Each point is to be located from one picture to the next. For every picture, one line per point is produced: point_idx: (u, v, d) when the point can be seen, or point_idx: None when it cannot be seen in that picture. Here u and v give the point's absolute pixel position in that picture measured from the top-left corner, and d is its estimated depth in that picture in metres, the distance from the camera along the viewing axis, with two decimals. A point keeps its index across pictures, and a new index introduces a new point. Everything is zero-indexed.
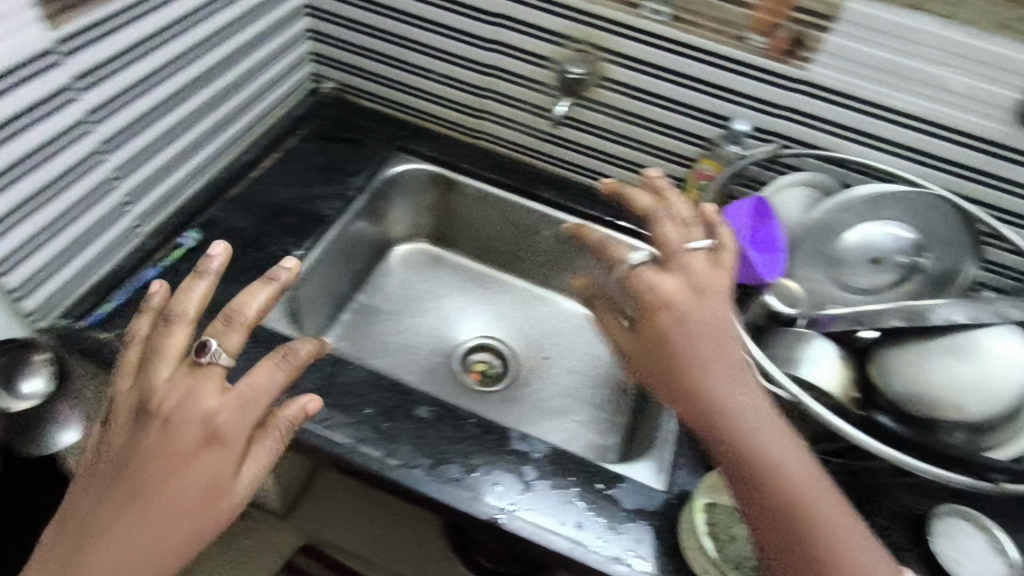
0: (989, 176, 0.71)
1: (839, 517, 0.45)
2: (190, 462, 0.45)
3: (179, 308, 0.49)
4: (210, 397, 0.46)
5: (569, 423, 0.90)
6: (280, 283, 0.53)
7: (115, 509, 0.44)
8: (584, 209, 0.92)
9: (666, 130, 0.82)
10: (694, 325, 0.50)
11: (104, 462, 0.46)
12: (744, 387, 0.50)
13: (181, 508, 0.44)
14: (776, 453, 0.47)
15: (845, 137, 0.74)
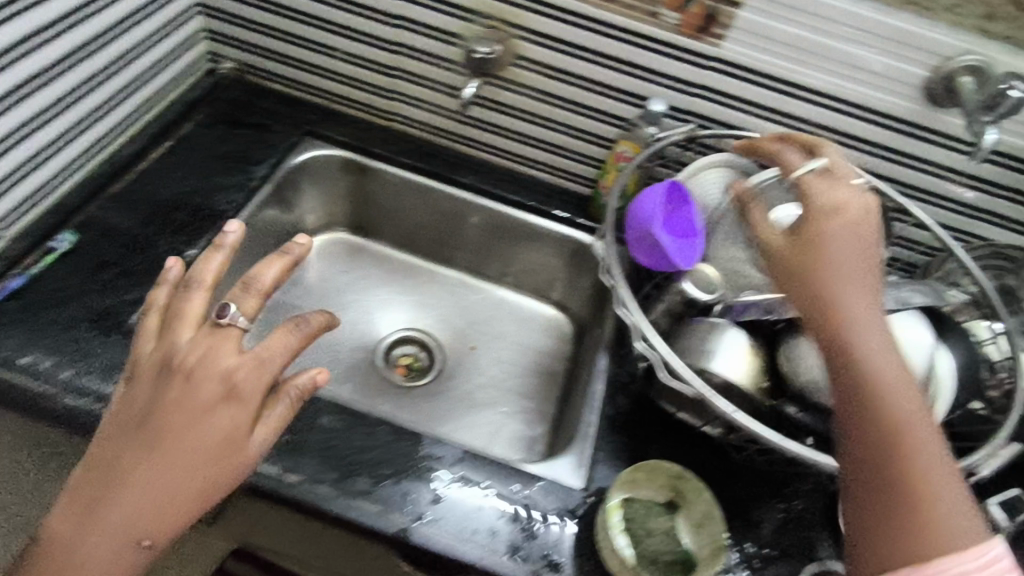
0: (900, 154, 0.71)
1: (935, 457, 0.44)
2: (210, 414, 0.51)
3: (199, 276, 0.58)
4: (229, 357, 0.53)
5: (496, 415, 0.87)
6: (293, 256, 0.61)
7: (143, 450, 0.50)
8: (504, 193, 0.89)
9: (583, 110, 0.79)
10: (841, 242, 0.52)
11: (128, 411, 0.52)
12: (865, 306, 0.50)
13: (201, 453, 0.51)
14: (880, 369, 0.47)
15: (761, 115, 0.72)
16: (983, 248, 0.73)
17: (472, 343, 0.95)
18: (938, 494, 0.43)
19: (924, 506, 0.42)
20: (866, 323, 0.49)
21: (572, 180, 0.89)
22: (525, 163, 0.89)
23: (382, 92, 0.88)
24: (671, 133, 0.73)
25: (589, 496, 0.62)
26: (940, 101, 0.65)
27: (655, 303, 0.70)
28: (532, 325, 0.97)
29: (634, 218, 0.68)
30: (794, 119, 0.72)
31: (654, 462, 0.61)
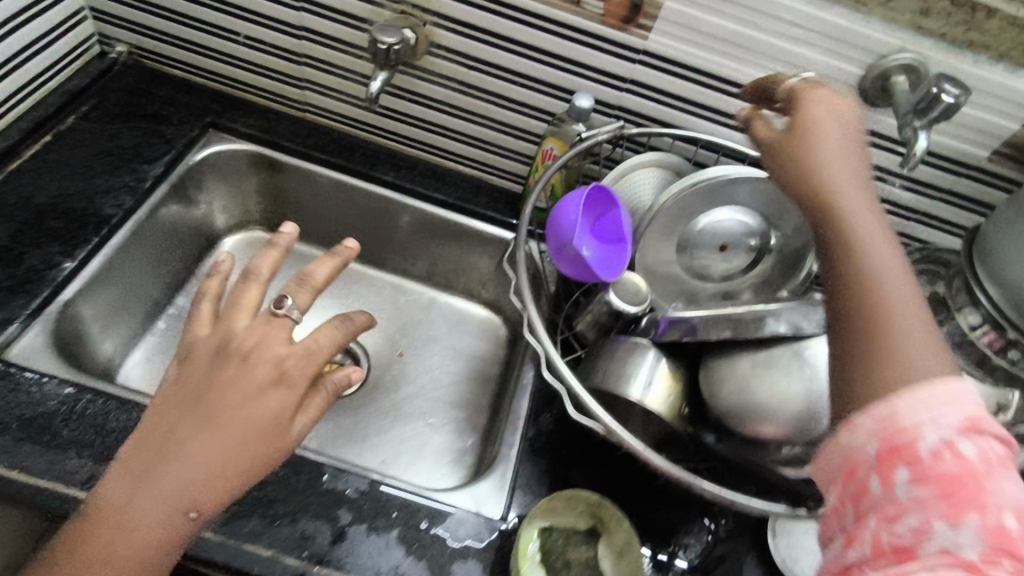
0: None
1: (910, 312, 0.39)
2: (262, 394, 0.51)
3: (256, 270, 0.58)
4: (280, 345, 0.54)
5: (422, 428, 0.82)
6: (341, 258, 0.61)
7: (199, 425, 0.49)
8: (429, 191, 0.83)
9: (508, 103, 0.74)
10: (829, 122, 0.47)
11: (183, 389, 0.51)
12: (852, 183, 0.45)
13: (249, 433, 0.49)
14: (863, 244, 0.42)
15: (689, 112, 0.69)
16: (918, 252, 0.70)
17: (401, 349, 0.89)
18: (909, 346, 0.38)
19: (893, 355, 0.37)
20: (849, 186, 0.44)
21: (502, 176, 0.84)
22: (453, 159, 0.83)
23: (293, 81, 0.81)
24: (597, 131, 0.68)
25: (504, 528, 0.58)
26: (874, 101, 0.61)
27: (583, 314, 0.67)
28: (465, 329, 0.92)
29: (557, 224, 0.64)
30: (725, 116, 0.68)
31: (568, 491, 0.58)
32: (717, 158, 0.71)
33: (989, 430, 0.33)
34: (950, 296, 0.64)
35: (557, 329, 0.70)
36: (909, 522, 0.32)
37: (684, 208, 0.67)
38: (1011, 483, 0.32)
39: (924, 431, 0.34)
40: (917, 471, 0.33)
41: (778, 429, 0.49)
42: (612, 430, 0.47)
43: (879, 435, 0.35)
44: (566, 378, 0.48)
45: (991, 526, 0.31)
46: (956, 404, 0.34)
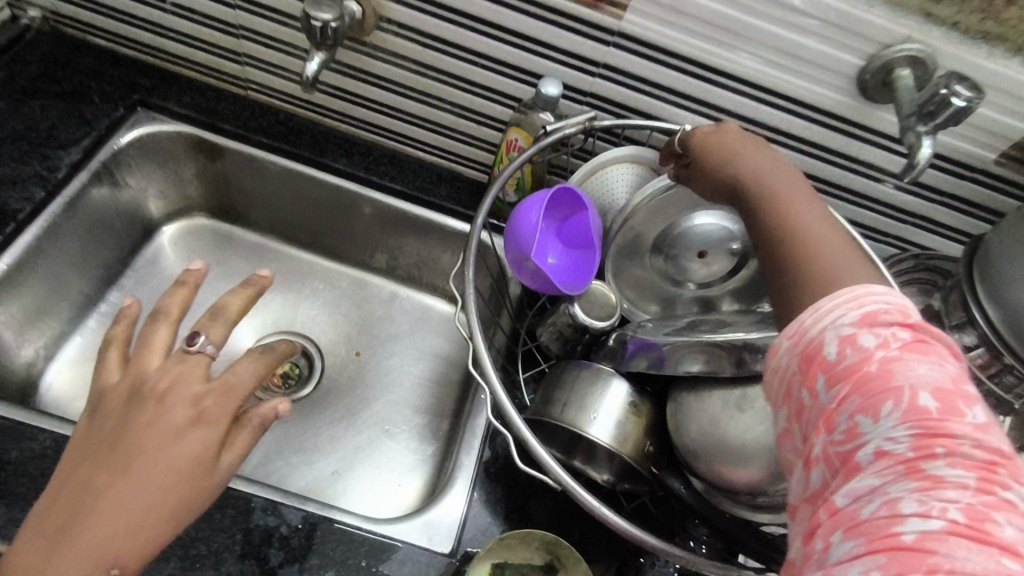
0: (825, 152, 0.61)
1: (832, 243, 0.40)
2: (182, 436, 0.44)
3: (162, 309, 0.51)
4: (199, 380, 0.47)
5: (378, 433, 0.77)
6: (259, 285, 0.56)
7: (111, 477, 0.42)
8: (384, 180, 0.76)
9: (468, 86, 0.67)
10: (708, 146, 0.49)
11: (91, 443, 0.44)
12: (759, 160, 0.46)
13: (170, 479, 0.43)
14: (781, 208, 0.42)
15: (668, 101, 0.62)
16: (912, 259, 0.65)
17: (357, 349, 0.83)
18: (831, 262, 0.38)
19: (814, 276, 0.38)
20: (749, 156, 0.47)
21: (467, 163, 0.76)
22: (410, 143, 0.76)
23: (232, 55, 0.73)
24: (565, 123, 0.60)
25: (455, 564, 0.54)
26: (873, 96, 0.55)
27: (546, 326, 0.61)
28: (428, 326, 0.86)
29: (517, 231, 0.57)
30: (707, 107, 0.61)
31: (522, 531, 0.53)
32: None
33: (891, 317, 0.34)
34: (944, 313, 0.59)
35: (519, 340, 0.65)
36: (841, 427, 0.32)
37: (660, 210, 0.61)
38: (926, 362, 0.32)
39: (827, 336, 0.34)
40: (834, 376, 0.33)
41: (750, 476, 0.44)
42: (564, 484, 0.43)
43: (797, 351, 0.35)
44: (514, 426, 0.44)
45: (908, 410, 0.31)
46: (856, 303, 0.35)
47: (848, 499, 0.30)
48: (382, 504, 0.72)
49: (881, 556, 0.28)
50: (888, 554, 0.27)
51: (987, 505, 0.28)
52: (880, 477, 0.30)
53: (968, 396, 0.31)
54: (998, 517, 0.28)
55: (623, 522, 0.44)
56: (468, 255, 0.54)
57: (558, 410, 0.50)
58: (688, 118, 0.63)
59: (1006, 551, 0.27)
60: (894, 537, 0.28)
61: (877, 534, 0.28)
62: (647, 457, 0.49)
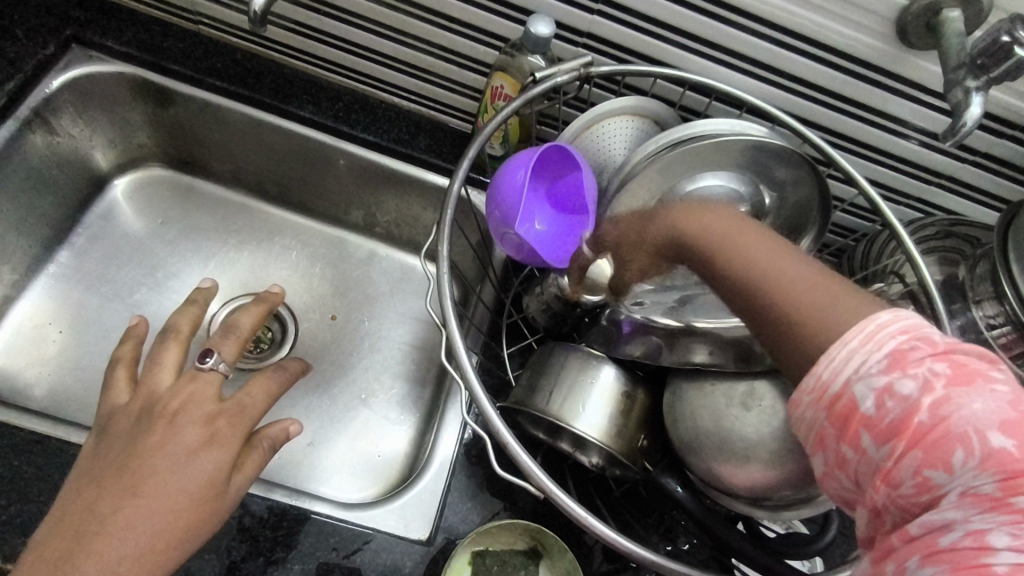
0: (849, 104, 0.54)
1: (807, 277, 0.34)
2: (194, 457, 0.42)
3: (173, 327, 0.51)
4: (211, 401, 0.46)
5: (356, 402, 0.73)
6: (271, 303, 0.58)
7: (118, 500, 0.40)
8: (355, 129, 0.68)
9: (446, 23, 0.58)
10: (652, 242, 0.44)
11: (99, 464, 0.42)
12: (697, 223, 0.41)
13: (181, 499, 0.41)
14: (741, 262, 0.36)
15: (674, 44, 0.54)
16: (935, 226, 0.59)
17: (333, 312, 0.77)
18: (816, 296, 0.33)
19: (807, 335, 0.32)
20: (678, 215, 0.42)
21: (448, 111, 0.69)
22: (384, 87, 0.69)
23: None
24: (557, 69, 0.52)
25: (431, 553, 0.52)
26: (912, 42, 0.47)
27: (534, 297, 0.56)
28: (409, 287, 0.80)
29: (501, 197, 0.51)
30: (718, 51, 0.53)
31: (504, 521, 0.50)
32: (708, 104, 0.58)
33: (925, 353, 0.30)
34: (968, 285, 0.53)
35: (505, 311, 0.60)
36: (906, 483, 0.29)
37: (665, 170, 0.54)
38: (978, 395, 0.28)
39: (857, 389, 0.30)
40: (882, 433, 0.29)
41: (751, 477, 0.40)
42: (546, 491, 0.40)
43: (826, 406, 0.31)
44: (493, 426, 0.40)
45: (979, 455, 0.27)
46: (873, 345, 0.30)
47: (924, 529, 0.28)
48: (359, 477, 0.68)
49: None
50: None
51: None
52: (960, 511, 0.27)
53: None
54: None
55: (610, 531, 0.40)
56: (447, 204, 0.46)
57: (542, 400, 0.46)
58: (697, 63, 0.55)
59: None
60: (985, 568, 0.26)
61: (961, 563, 0.26)
62: (634, 453, 0.45)
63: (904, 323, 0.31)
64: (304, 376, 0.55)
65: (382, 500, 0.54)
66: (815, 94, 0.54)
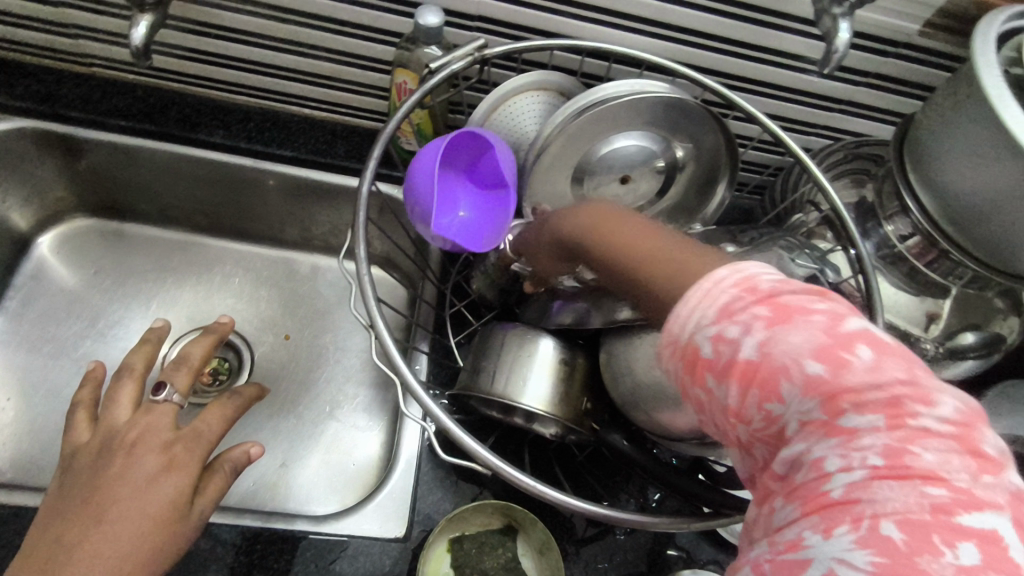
0: (739, 46, 0.56)
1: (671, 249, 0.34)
2: (156, 481, 0.43)
3: (128, 366, 0.52)
4: (167, 429, 0.47)
5: (321, 415, 0.73)
6: (218, 334, 0.59)
7: (84, 527, 0.40)
8: (271, 147, 0.68)
9: (338, 29, 0.59)
10: (555, 245, 0.45)
11: (61, 502, 0.42)
12: (581, 222, 0.41)
13: (145, 522, 0.41)
14: (621, 256, 0.36)
15: (564, 14, 0.55)
16: (843, 150, 0.61)
17: (286, 332, 0.77)
18: (691, 258, 0.33)
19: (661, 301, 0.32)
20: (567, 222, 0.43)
21: (361, 114, 0.69)
22: (293, 100, 0.68)
23: (59, 28, 0.63)
24: (450, 56, 0.53)
25: (408, 549, 0.53)
26: None
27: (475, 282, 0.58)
28: None
29: (417, 192, 0.51)
30: (606, 14, 0.54)
31: (472, 505, 0.51)
32: (608, 67, 0.59)
33: (746, 300, 0.28)
34: (879, 203, 0.56)
35: (446, 302, 0.61)
36: (754, 415, 0.27)
37: (574, 138, 0.55)
38: (794, 332, 0.26)
39: (697, 337, 0.29)
40: (720, 373, 0.28)
41: (689, 421, 0.42)
42: (495, 469, 0.41)
43: (676, 357, 0.30)
44: (433, 416, 0.41)
45: (802, 381, 0.25)
46: (707, 298, 0.29)
47: (784, 466, 0.26)
48: (336, 487, 0.69)
49: (814, 518, 0.24)
50: (823, 515, 0.23)
51: (906, 439, 0.23)
52: (804, 442, 0.25)
53: (849, 338, 0.26)
54: (917, 447, 0.23)
55: (562, 496, 0.41)
56: (360, 202, 0.46)
57: (485, 382, 0.47)
58: (588, 30, 0.56)
59: (928, 479, 0.23)
60: (824, 498, 0.24)
61: (809, 497, 0.24)
62: (582, 417, 0.47)
63: (742, 274, 0.29)
64: (262, 401, 0.57)
65: (353, 507, 0.55)
66: (706, 43, 0.55)
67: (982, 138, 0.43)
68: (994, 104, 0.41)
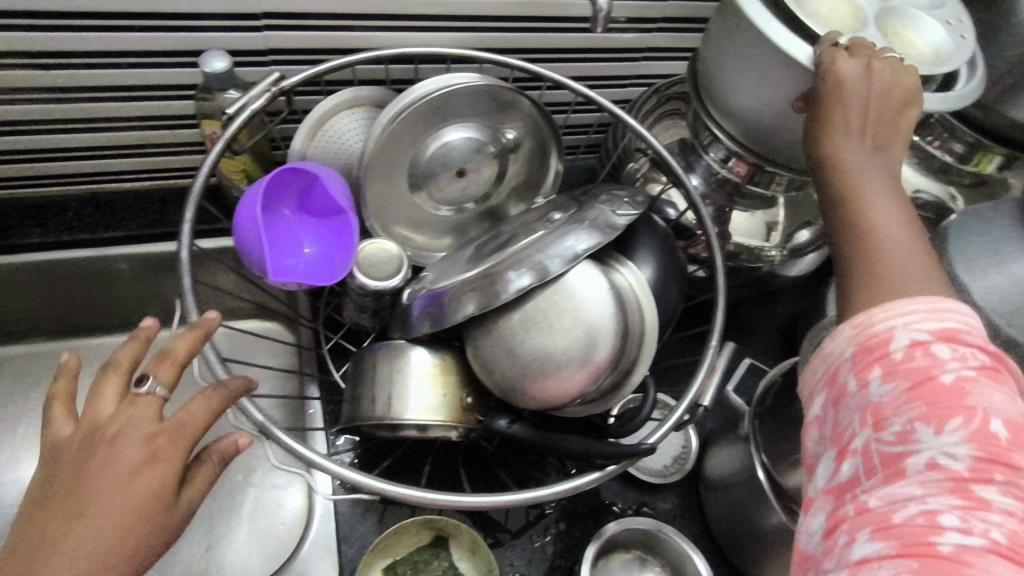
0: (530, 20, 0.58)
1: (903, 247, 0.37)
2: (135, 473, 0.34)
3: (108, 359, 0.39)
4: (151, 419, 0.36)
5: (237, 485, 0.70)
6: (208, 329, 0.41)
7: (63, 521, 0.33)
8: (97, 233, 0.64)
9: (129, 95, 0.56)
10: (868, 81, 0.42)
11: (32, 490, 0.35)
12: (899, 91, 0.42)
13: (127, 514, 0.34)
14: (872, 185, 0.40)
15: (355, 28, 0.55)
16: (657, 93, 0.65)
17: None
18: (916, 282, 0.35)
19: (873, 280, 0.36)
20: (841, 113, 0.42)
21: (187, 174, 0.66)
22: (109, 178, 0.64)
23: None
24: (246, 97, 0.51)
25: None
26: None
27: (348, 309, 0.58)
28: None
29: (247, 244, 0.50)
30: (394, 20, 0.55)
31: (395, 528, 0.51)
32: (415, 70, 0.60)
33: (974, 337, 0.32)
34: (696, 136, 0.59)
35: (322, 338, 0.60)
36: (894, 428, 0.31)
37: (395, 146, 0.56)
38: (1002, 390, 0.31)
39: (899, 332, 0.33)
40: (895, 372, 0.32)
41: (561, 386, 0.44)
42: (379, 490, 0.41)
43: (857, 340, 0.34)
44: (305, 457, 0.41)
45: (975, 430, 0.30)
46: (939, 317, 0.33)
47: (882, 502, 0.30)
48: (270, 552, 0.66)
49: (912, 562, 0.28)
50: (922, 560, 0.28)
51: None
52: (924, 487, 0.30)
53: None
54: None
55: (452, 497, 0.42)
56: (183, 269, 0.44)
57: (367, 408, 0.47)
58: (383, 38, 0.56)
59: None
60: (931, 547, 0.28)
61: (911, 540, 0.29)
62: (469, 413, 0.48)
63: (967, 322, 0.33)
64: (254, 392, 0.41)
65: (281, 566, 0.54)
66: (498, 24, 0.57)
67: (750, 62, 0.47)
68: (758, 27, 0.45)
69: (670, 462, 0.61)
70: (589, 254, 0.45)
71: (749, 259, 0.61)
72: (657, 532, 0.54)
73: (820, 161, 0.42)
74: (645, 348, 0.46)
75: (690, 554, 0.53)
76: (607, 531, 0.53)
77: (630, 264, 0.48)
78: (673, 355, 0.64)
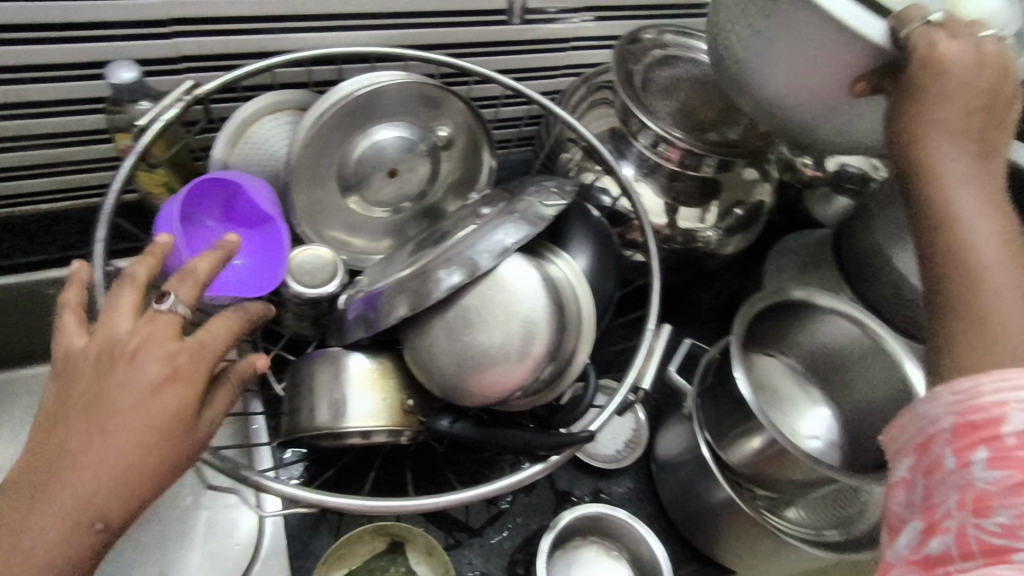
0: (450, 15, 0.57)
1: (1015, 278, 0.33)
2: (152, 393, 0.34)
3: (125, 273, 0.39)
4: (172, 337, 0.36)
5: (186, 509, 0.68)
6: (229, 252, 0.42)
7: (85, 433, 0.33)
8: (15, 258, 0.61)
9: (31, 111, 0.53)
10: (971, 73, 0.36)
11: (59, 403, 0.35)
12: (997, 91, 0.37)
13: (146, 432, 0.34)
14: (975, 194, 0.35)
15: (270, 31, 0.54)
16: (586, 82, 0.65)
17: None
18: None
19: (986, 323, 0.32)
20: (937, 109, 0.36)
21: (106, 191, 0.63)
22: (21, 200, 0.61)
23: None
24: (159, 107, 0.49)
25: None
26: None
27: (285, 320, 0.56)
28: None
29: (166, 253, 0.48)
30: (309, 20, 0.54)
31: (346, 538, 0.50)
32: (337, 71, 0.59)
33: None
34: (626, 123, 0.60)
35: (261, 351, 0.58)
36: (997, 516, 0.29)
37: (321, 149, 0.55)
38: None
39: (1011, 413, 0.29)
40: (1003, 459, 0.29)
41: (498, 380, 0.44)
42: (317, 501, 0.41)
43: (958, 412, 0.31)
44: (238, 474, 0.41)
45: None
46: None
47: None
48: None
49: None
50: None
51: None
52: None
53: None
54: None
55: (393, 502, 0.41)
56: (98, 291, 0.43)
57: (306, 418, 0.46)
58: (300, 40, 0.55)
59: None
60: None
61: None
62: (411, 416, 0.47)
63: None
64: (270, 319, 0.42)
65: None
66: (417, 20, 0.56)
67: (791, 44, 0.41)
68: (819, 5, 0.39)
69: (622, 447, 0.62)
70: (518, 246, 0.45)
71: (687, 242, 0.61)
72: (612, 518, 0.55)
73: (908, 160, 0.37)
74: (582, 338, 0.46)
75: (645, 536, 0.54)
76: (560, 521, 0.53)
77: (563, 255, 0.48)
78: (620, 340, 0.65)
